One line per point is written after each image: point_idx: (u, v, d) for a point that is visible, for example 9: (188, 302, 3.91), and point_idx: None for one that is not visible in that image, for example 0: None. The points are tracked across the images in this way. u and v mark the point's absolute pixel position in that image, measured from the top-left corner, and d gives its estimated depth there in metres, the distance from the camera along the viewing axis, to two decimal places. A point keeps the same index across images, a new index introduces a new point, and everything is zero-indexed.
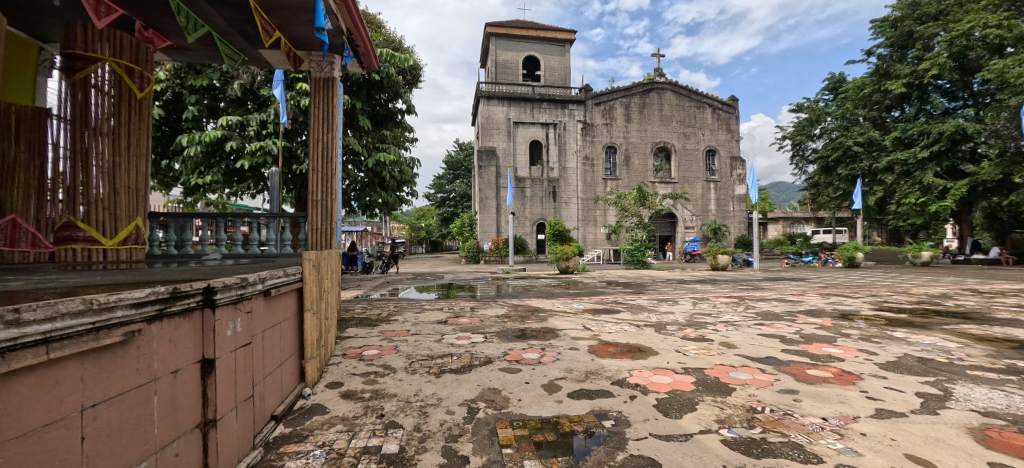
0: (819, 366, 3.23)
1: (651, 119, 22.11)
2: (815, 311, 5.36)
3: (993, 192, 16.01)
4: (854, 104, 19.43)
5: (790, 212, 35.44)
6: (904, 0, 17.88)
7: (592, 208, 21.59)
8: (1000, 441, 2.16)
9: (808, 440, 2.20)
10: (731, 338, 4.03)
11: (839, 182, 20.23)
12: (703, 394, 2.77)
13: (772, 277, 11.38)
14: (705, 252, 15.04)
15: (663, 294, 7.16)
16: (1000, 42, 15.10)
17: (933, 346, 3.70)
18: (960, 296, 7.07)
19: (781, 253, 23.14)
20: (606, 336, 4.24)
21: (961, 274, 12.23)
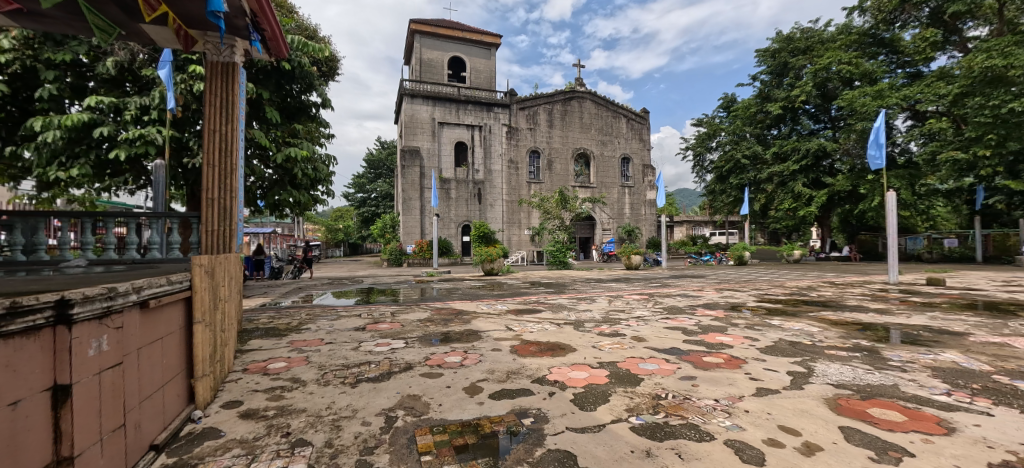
0: (713, 353, 3.59)
1: (572, 126, 23.16)
2: (711, 304, 5.98)
3: (846, 201, 19.22)
4: (743, 121, 22.15)
5: (693, 216, 39.38)
6: (781, 35, 20.86)
7: (517, 211, 21.97)
8: (847, 407, 2.58)
9: (703, 420, 2.42)
10: (641, 332, 4.32)
11: (731, 190, 22.92)
12: (616, 386, 2.93)
13: (675, 275, 12.52)
14: (620, 252, 16.08)
15: (582, 293, 7.51)
16: (848, 76, 18.26)
17: (800, 331, 4.32)
18: (821, 287, 8.36)
19: (685, 253, 25.56)
20: (527, 335, 4.31)
21: (820, 269, 14.50)
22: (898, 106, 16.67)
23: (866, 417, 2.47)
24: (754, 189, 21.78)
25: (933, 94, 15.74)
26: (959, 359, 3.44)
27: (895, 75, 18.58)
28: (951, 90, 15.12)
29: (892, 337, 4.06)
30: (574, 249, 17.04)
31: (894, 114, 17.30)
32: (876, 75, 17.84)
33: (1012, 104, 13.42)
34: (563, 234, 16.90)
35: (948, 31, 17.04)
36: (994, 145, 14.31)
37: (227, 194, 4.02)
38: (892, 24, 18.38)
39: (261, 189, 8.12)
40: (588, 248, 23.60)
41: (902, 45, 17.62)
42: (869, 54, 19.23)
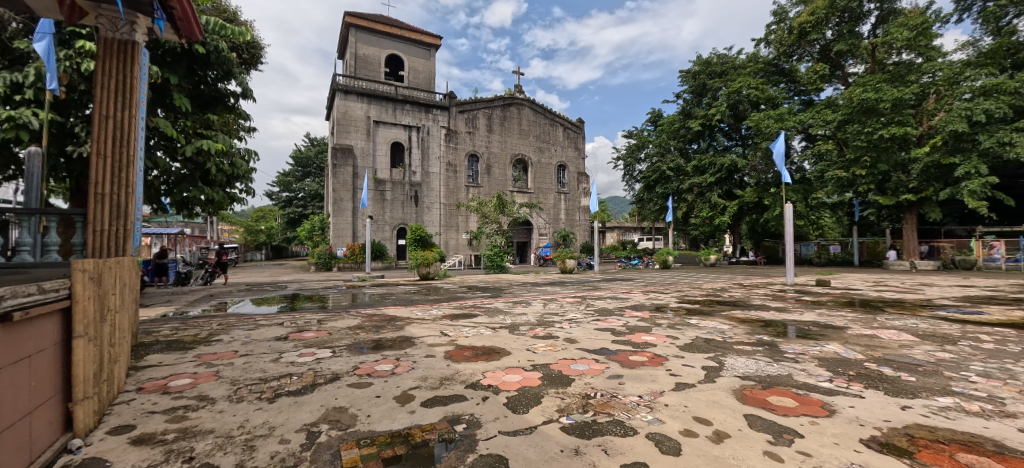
0: (639, 352, 3.80)
1: (511, 132, 23.42)
2: (638, 306, 6.35)
3: (753, 211, 21.46)
4: (668, 135, 23.88)
5: (623, 223, 41.70)
6: (700, 58, 22.85)
7: (455, 214, 21.75)
8: (751, 397, 2.86)
9: (628, 416, 2.55)
10: (574, 334, 4.47)
11: (657, 199, 24.59)
12: (548, 388, 2.99)
13: (606, 279, 13.11)
14: (555, 257, 16.57)
15: (517, 297, 7.60)
16: (755, 99, 20.45)
17: (713, 329, 4.73)
18: (732, 289, 9.22)
19: (615, 257, 26.94)
20: (463, 340, 4.27)
21: (731, 272, 16.04)
22: (795, 129, 19.00)
23: (766, 404, 2.75)
24: (677, 198, 23.57)
25: (822, 120, 18.13)
26: (839, 349, 3.97)
27: (792, 101, 21.16)
28: (836, 117, 17.56)
29: (788, 333, 4.58)
30: (512, 253, 17.25)
31: (791, 135, 19.69)
32: (777, 100, 20.18)
33: (881, 132, 15.92)
34: (500, 238, 17.05)
35: (833, 66, 19.78)
36: (866, 166, 16.81)
37: (121, 188, 3.52)
38: (790, 56, 20.92)
39: (166, 184, 7.31)
40: (524, 252, 23.98)
41: (798, 75, 20.13)
42: (772, 81, 21.70)
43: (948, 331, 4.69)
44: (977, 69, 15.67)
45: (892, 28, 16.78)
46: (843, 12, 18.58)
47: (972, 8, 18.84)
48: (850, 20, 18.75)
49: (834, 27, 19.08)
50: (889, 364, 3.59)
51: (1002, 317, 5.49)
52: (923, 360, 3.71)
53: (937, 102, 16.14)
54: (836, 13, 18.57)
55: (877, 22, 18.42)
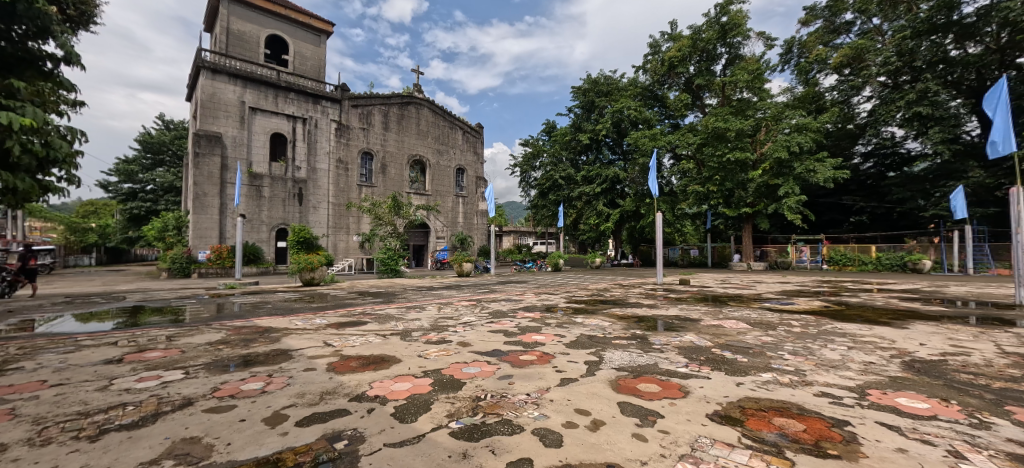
0: (528, 352, 3.95)
1: (409, 131, 22.57)
2: (529, 307, 6.63)
3: (631, 219, 23.96)
4: (561, 146, 25.49)
5: (519, 227, 43.30)
6: (589, 78, 24.96)
7: (344, 215, 20.29)
8: (624, 386, 3.17)
9: (516, 414, 2.64)
10: (467, 337, 4.49)
11: (550, 205, 26.05)
12: (438, 393, 2.94)
13: (501, 281, 13.46)
14: (452, 260, 16.51)
15: (411, 302, 7.34)
16: (634, 119, 22.99)
17: (596, 326, 5.14)
18: (612, 289, 10.17)
19: (511, 261, 27.81)
20: (349, 350, 3.98)
21: (612, 274, 17.75)
22: (665, 148, 21.80)
23: (636, 391, 3.08)
24: (568, 205, 25.28)
25: (685, 142, 21.14)
26: (694, 339, 4.64)
27: (663, 123, 24.25)
28: (696, 140, 20.63)
29: (657, 326, 5.19)
30: (407, 256, 16.73)
31: (662, 153, 22.55)
32: (651, 122, 22.94)
33: (728, 156, 19.17)
34: (395, 241, 16.39)
35: (694, 97, 23.23)
36: (716, 182, 20.10)
37: None
38: (662, 84, 23.96)
39: None
40: (421, 256, 23.35)
41: (668, 101, 23.16)
42: (648, 104, 24.59)
43: (770, 319, 5.81)
44: (792, 110, 19.79)
45: (736, 70, 20.34)
46: (702, 51, 21.99)
47: (790, 62, 23.83)
48: (707, 59, 22.24)
49: (696, 64, 22.43)
50: (729, 348, 4.30)
51: (805, 306, 6.99)
52: (753, 343, 4.53)
53: (766, 134, 19.93)
54: (697, 52, 21.91)
55: (726, 63, 22.10)
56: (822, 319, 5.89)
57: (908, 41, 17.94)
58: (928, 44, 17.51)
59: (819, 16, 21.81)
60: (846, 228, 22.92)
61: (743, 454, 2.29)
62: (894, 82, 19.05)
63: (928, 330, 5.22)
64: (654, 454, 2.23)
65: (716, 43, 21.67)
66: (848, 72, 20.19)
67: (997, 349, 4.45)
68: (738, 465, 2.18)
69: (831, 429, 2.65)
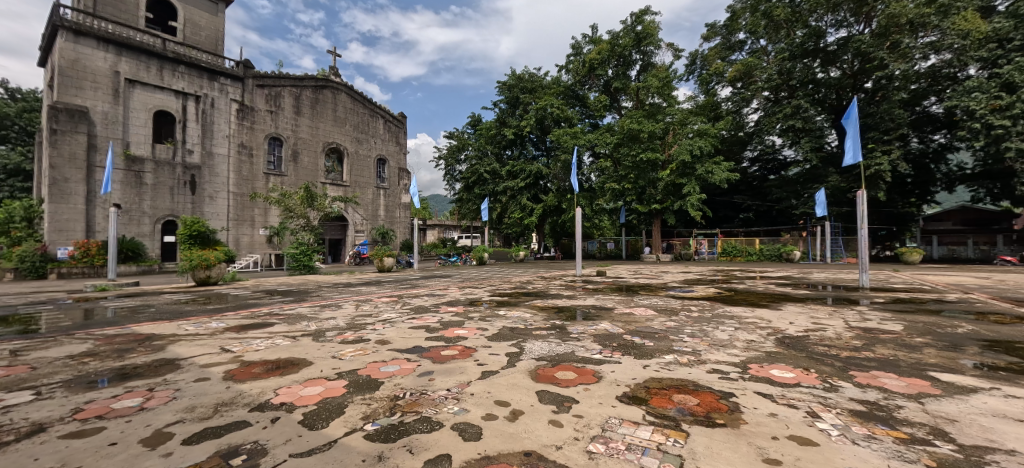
0: (450, 347, 3.93)
1: (324, 117, 20.89)
2: (453, 301, 6.59)
3: (553, 214, 24.78)
4: (486, 140, 25.58)
5: (443, 221, 42.70)
6: (514, 74, 25.25)
7: (248, 207, 18.33)
8: (544, 375, 3.30)
9: (435, 411, 2.61)
10: (387, 334, 4.34)
11: (475, 199, 26.01)
12: (353, 395, 2.80)
13: (424, 276, 13.22)
14: (372, 255, 15.80)
15: (326, 300, 6.90)
16: (557, 117, 23.76)
17: (518, 318, 5.28)
18: (534, 281, 10.49)
19: (435, 255, 27.39)
20: (252, 355, 3.62)
21: (534, 267, 18.28)
22: (585, 146, 22.84)
23: (554, 379, 3.23)
24: (493, 199, 25.44)
25: (604, 141, 22.40)
26: (608, 326, 4.96)
27: (584, 123, 25.41)
28: (613, 140, 21.93)
29: (575, 316, 5.46)
30: (322, 251, 15.73)
31: (582, 151, 23.60)
32: (573, 121, 23.94)
33: (641, 156, 20.70)
34: (308, 234, 15.28)
35: (612, 99, 24.60)
36: (630, 181, 21.62)
37: None
38: (583, 85, 25.10)
39: None
40: (337, 251, 22.03)
41: (588, 102, 24.30)
42: (570, 103, 25.58)
43: (673, 306, 6.42)
44: (695, 116, 21.87)
45: (648, 77, 21.92)
46: (619, 56, 23.38)
47: (694, 72, 26.28)
48: (623, 64, 23.67)
49: (614, 68, 23.77)
50: (637, 334, 4.68)
51: (703, 293, 7.83)
52: (658, 328, 4.98)
53: (673, 136, 21.81)
54: (614, 57, 23.27)
55: (640, 69, 23.72)
56: (715, 303, 6.66)
57: (787, 62, 20.70)
58: (801, 67, 20.41)
59: (718, 33, 24.31)
60: (737, 223, 26.00)
61: (647, 430, 2.50)
62: (775, 97, 21.93)
63: (796, 311, 6.15)
64: (568, 438, 2.35)
65: (632, 49, 23.15)
66: (740, 85, 22.81)
67: (845, 324, 5.39)
68: (643, 441, 2.38)
69: (719, 401, 3.00)
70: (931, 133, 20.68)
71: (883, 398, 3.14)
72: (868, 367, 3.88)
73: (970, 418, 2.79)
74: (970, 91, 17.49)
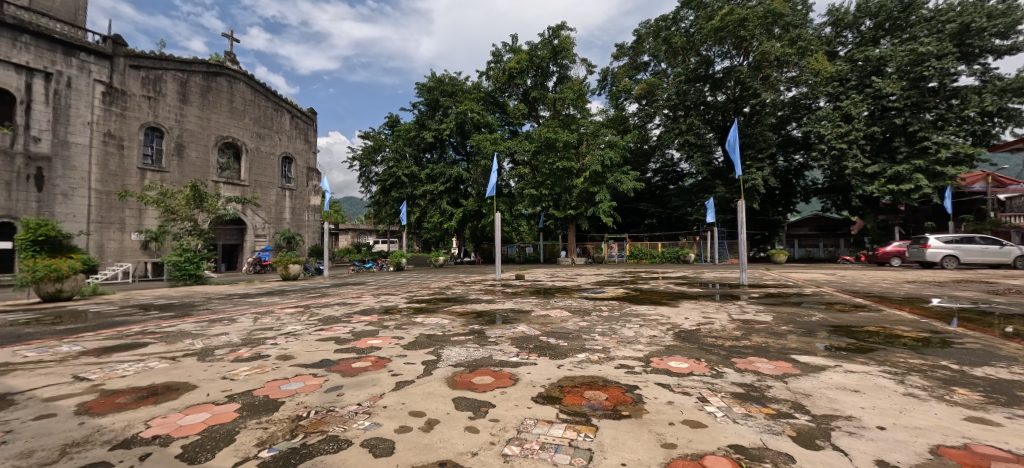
0: (362, 358, 3.73)
1: (218, 108, 18.63)
2: (366, 310, 6.28)
3: (473, 218, 24.81)
4: (405, 142, 24.86)
5: (358, 225, 40.56)
6: (434, 76, 24.93)
7: (116, 207, 15.71)
8: (461, 382, 3.28)
9: (343, 428, 2.46)
10: (290, 349, 3.99)
11: (393, 202, 25.14)
12: (247, 420, 2.52)
13: (335, 283, 12.43)
14: (275, 262, 14.43)
15: (216, 314, 6.12)
16: (477, 122, 23.91)
17: (436, 325, 5.19)
18: (453, 287, 10.41)
19: (349, 261, 25.90)
20: (116, 382, 3.09)
21: (453, 271, 18.14)
22: (504, 153, 23.33)
23: (471, 385, 3.23)
24: (411, 203, 24.73)
25: (523, 148, 23.06)
26: (525, 329, 5.09)
27: (504, 129, 25.95)
28: (531, 148, 22.64)
29: (494, 320, 5.52)
30: (213, 258, 14.05)
31: (502, 158, 24.03)
32: (493, 127, 24.25)
33: (557, 164, 21.69)
34: (194, 240, 13.55)
35: (530, 108, 25.42)
36: (548, 187, 22.54)
37: None
38: (503, 92, 25.65)
39: None
40: (233, 259, 20.00)
41: (508, 109, 24.87)
42: (490, 110, 25.93)
43: (585, 306, 6.80)
44: (606, 129, 23.49)
45: (564, 89, 23.06)
46: (537, 67, 24.31)
47: (605, 88, 28.27)
48: (541, 74, 24.65)
49: (532, 78, 24.66)
50: (552, 335, 4.87)
51: (612, 294, 8.42)
52: (572, 328, 5.23)
53: (587, 146, 23.15)
54: (533, 67, 24.15)
55: (556, 81, 24.85)
56: (623, 303, 7.19)
57: (683, 85, 23.19)
58: (694, 90, 23.00)
59: (626, 54, 26.43)
60: (643, 228, 28.41)
61: (560, 428, 2.61)
62: (673, 115, 24.43)
63: (690, 307, 6.89)
64: (483, 443, 2.36)
65: (549, 61, 24.18)
66: (644, 102, 24.99)
67: (728, 317, 6.17)
68: (556, 438, 2.48)
69: (625, 394, 3.24)
70: (793, 154, 24.61)
71: (758, 380, 3.65)
72: (746, 354, 4.47)
73: (821, 392, 3.35)
74: (820, 119, 21.07)
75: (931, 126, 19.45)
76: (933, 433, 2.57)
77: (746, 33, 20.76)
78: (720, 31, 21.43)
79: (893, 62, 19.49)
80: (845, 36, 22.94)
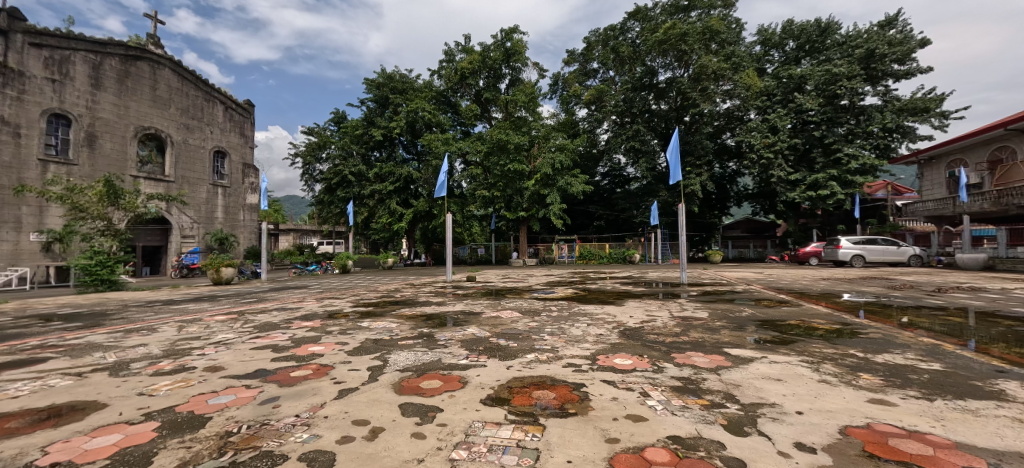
0: (302, 367, 3.56)
1: (138, 94, 16.94)
2: (308, 315, 5.97)
3: (424, 219, 24.37)
4: (352, 139, 23.91)
5: (300, 225, 38.48)
6: (383, 72, 24.20)
7: (9, 204, 13.83)
8: (407, 387, 3.22)
9: (279, 442, 2.33)
10: (221, 359, 3.71)
11: (339, 202, 24.11)
12: (168, 439, 2.32)
13: (274, 287, 11.73)
14: (205, 265, 13.33)
15: (133, 323, 5.54)
16: (428, 121, 23.51)
17: (383, 329, 5.05)
18: (402, 289, 10.17)
19: (290, 263, 24.53)
20: (5, 405, 2.72)
21: (403, 273, 17.69)
22: (456, 153, 23.14)
23: (419, 390, 3.18)
24: (358, 203, 23.86)
25: (475, 149, 23.00)
26: (475, 331, 5.09)
27: (456, 129, 25.74)
28: (483, 149, 22.63)
29: (444, 323, 5.47)
30: (131, 261, 12.80)
31: (454, 158, 23.80)
32: (444, 127, 23.92)
33: (508, 166, 21.83)
34: (107, 241, 12.23)
35: (483, 109, 25.41)
36: (499, 189, 22.59)
37: None
38: (455, 92, 25.44)
39: None
40: (154, 262, 18.49)
41: (460, 109, 24.69)
42: (442, 109, 25.61)
43: (536, 307, 6.90)
44: (557, 132, 23.98)
45: (516, 92, 23.26)
46: (490, 69, 24.35)
47: (556, 92, 28.87)
48: (493, 76, 24.71)
49: (485, 79, 24.68)
50: (502, 336, 4.91)
51: (562, 294, 8.63)
52: (522, 329, 5.30)
53: (538, 149, 23.49)
54: (485, 68, 24.15)
55: (509, 83, 25.03)
56: (572, 303, 7.38)
57: (630, 93, 24.19)
58: (640, 98, 24.11)
59: (576, 60, 27.17)
60: (592, 230, 29.33)
61: (508, 429, 2.64)
62: (620, 121, 25.44)
63: (635, 306, 7.20)
64: (430, 449, 2.34)
65: (502, 63, 24.29)
66: (594, 108, 25.79)
67: (669, 315, 6.53)
68: (504, 439, 2.51)
69: (572, 392, 3.33)
70: (727, 161, 26.52)
71: (694, 373, 3.90)
72: (684, 349, 4.76)
73: (749, 382, 3.64)
74: (751, 130, 22.85)
75: (843, 139, 21.70)
76: (842, 415, 2.88)
77: (686, 46, 22.05)
78: (664, 44, 22.55)
79: (812, 80, 21.54)
80: (772, 54, 25.01)
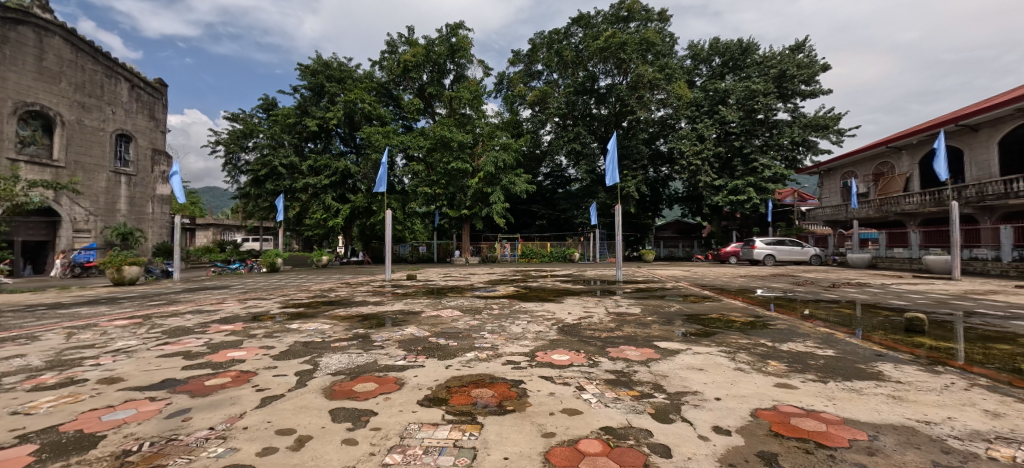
0: (219, 374, 3.28)
1: (20, 65, 14.68)
2: (229, 318, 5.51)
3: (363, 215, 23.42)
4: (282, 128, 22.19)
5: (222, 219, 35.33)
6: (319, 59, 22.88)
7: None
8: (340, 391, 3.09)
9: (189, 459, 2.13)
10: (119, 370, 3.31)
11: (268, 195, 22.44)
12: (48, 464, 2.03)
13: (189, 288, 10.68)
14: (102, 263, 11.78)
15: (4, 332, 4.75)
16: (368, 113, 22.54)
17: (315, 331, 4.79)
18: (337, 288, 9.71)
19: (209, 261, 22.43)
20: None
21: (338, 272, 16.82)
22: (397, 147, 22.47)
23: (352, 394, 3.06)
24: (289, 197, 22.38)
25: (417, 144, 22.51)
26: (414, 331, 4.99)
27: (397, 123, 25.00)
28: (426, 144, 22.28)
29: (382, 323, 5.30)
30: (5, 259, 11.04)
31: (394, 152, 23.06)
32: (385, 120, 23.09)
33: (452, 164, 21.60)
34: None
35: (426, 104, 24.91)
36: (442, 186, 22.29)
37: None
38: (397, 85, 24.67)
39: None
40: (38, 260, 16.05)
41: (402, 102, 23.92)
42: (383, 101, 24.68)
43: (477, 305, 6.90)
44: (501, 131, 24.09)
45: (461, 88, 23.10)
46: (434, 63, 23.92)
47: (501, 91, 28.99)
48: (438, 71, 24.29)
49: (428, 73, 24.20)
50: (442, 335, 4.86)
51: (503, 292, 8.73)
52: (463, 328, 5.27)
53: (482, 147, 23.38)
54: (429, 63, 23.69)
55: (453, 79, 24.75)
56: (513, 301, 7.47)
57: (573, 96, 24.93)
58: (582, 102, 24.97)
59: (521, 61, 27.47)
60: (534, 228, 29.92)
61: (445, 430, 2.63)
62: (562, 123, 26.14)
63: (573, 303, 7.44)
64: (362, 455, 2.26)
65: (446, 59, 23.99)
66: (538, 109, 26.22)
67: (605, 311, 6.84)
68: (439, 441, 2.49)
69: (510, 389, 3.39)
70: (660, 166, 28.24)
71: (626, 366, 4.12)
72: (618, 343, 5.02)
73: (675, 372, 3.92)
74: (682, 138, 24.55)
75: (760, 149, 23.95)
76: (753, 399, 3.19)
77: (625, 55, 23.13)
78: (604, 51, 23.47)
79: (734, 94, 23.57)
80: (700, 69, 27.00)
